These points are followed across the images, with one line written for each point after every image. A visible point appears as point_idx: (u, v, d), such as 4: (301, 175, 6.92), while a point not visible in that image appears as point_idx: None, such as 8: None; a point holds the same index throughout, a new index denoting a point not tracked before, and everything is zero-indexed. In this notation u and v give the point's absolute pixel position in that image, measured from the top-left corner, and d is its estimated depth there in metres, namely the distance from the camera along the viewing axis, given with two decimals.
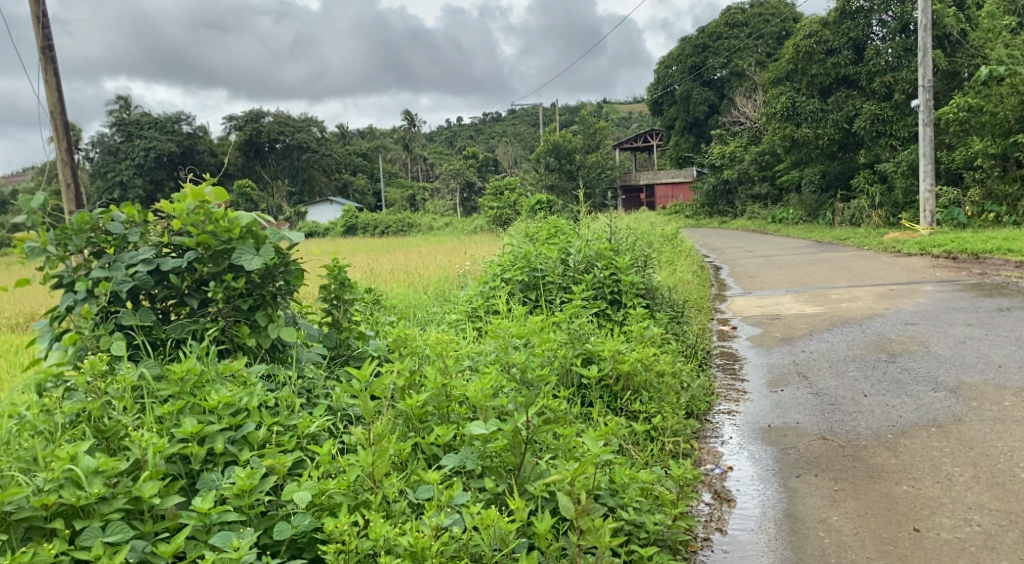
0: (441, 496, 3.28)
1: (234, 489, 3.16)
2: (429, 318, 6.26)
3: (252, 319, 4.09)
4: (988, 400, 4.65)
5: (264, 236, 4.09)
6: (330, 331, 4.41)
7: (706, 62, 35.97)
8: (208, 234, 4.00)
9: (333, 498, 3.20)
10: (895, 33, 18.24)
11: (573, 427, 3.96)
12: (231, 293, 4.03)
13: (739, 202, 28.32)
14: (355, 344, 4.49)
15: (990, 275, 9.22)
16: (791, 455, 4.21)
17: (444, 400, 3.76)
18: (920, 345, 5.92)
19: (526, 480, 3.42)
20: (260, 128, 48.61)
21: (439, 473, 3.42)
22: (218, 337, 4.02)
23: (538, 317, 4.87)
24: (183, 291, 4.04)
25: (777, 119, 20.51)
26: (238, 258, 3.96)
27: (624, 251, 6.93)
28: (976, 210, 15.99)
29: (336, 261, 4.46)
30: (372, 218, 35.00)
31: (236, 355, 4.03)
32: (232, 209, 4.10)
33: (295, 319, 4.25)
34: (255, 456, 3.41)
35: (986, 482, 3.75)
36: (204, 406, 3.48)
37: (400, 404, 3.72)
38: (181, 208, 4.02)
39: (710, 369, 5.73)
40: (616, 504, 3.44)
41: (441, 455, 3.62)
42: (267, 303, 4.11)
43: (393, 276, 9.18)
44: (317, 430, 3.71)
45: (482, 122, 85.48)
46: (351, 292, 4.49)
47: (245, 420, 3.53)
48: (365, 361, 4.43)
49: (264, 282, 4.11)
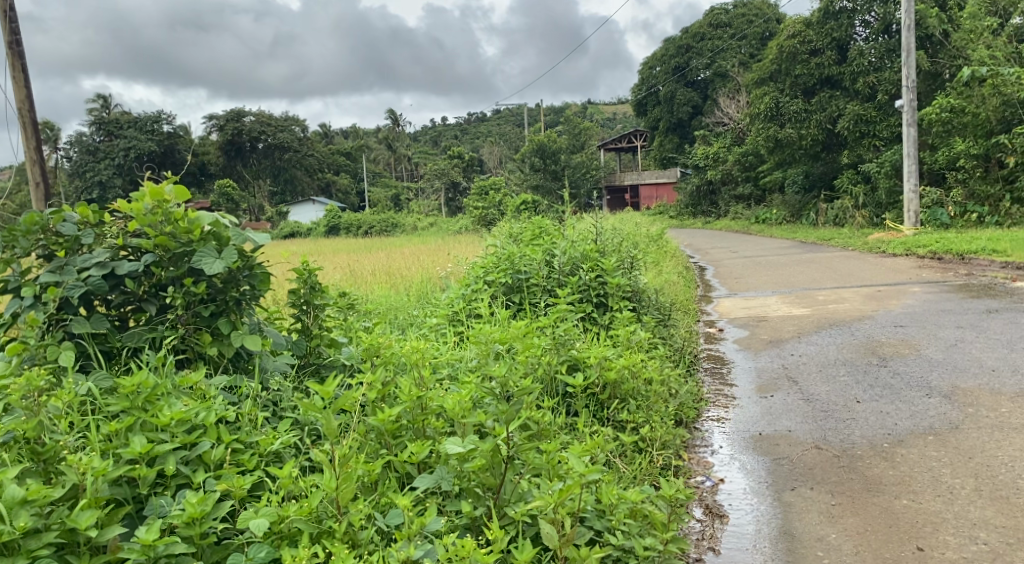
0: (412, 524, 3.10)
1: (183, 517, 2.99)
2: (409, 322, 6.09)
3: (214, 327, 3.90)
4: (985, 406, 4.54)
5: (227, 237, 3.90)
6: (299, 339, 4.23)
7: (690, 63, 35.99)
8: (166, 235, 3.80)
9: (293, 526, 3.05)
10: (879, 33, 18.24)
11: (555, 440, 3.81)
12: (192, 300, 3.85)
13: (723, 203, 28.28)
14: (328, 352, 4.31)
15: (976, 276, 9.16)
16: (784, 466, 4.08)
17: (419, 413, 3.60)
18: (911, 348, 5.82)
19: (507, 503, 3.25)
20: (241, 127, 48.28)
21: (411, 497, 3.25)
22: (178, 345, 3.84)
23: (521, 321, 4.71)
24: (141, 296, 3.86)
25: (760, 119, 20.43)
26: (198, 261, 3.77)
27: (609, 252, 6.79)
28: (959, 210, 15.76)
29: (305, 264, 4.27)
30: (355, 218, 34.74)
31: (197, 364, 3.85)
32: (193, 209, 3.92)
33: (261, 327, 4.06)
34: (210, 478, 3.22)
35: (989, 496, 3.62)
36: (156, 423, 3.28)
37: (372, 419, 3.54)
38: (139, 207, 3.81)
39: (697, 373, 5.60)
40: (603, 528, 3.28)
41: (413, 475, 3.45)
42: (231, 309, 3.92)
43: (373, 277, 9.01)
44: (282, 447, 3.53)
45: (467, 122, 85.27)
46: (321, 297, 4.31)
47: (202, 438, 3.34)
48: (338, 370, 4.26)
49: (228, 286, 3.91)
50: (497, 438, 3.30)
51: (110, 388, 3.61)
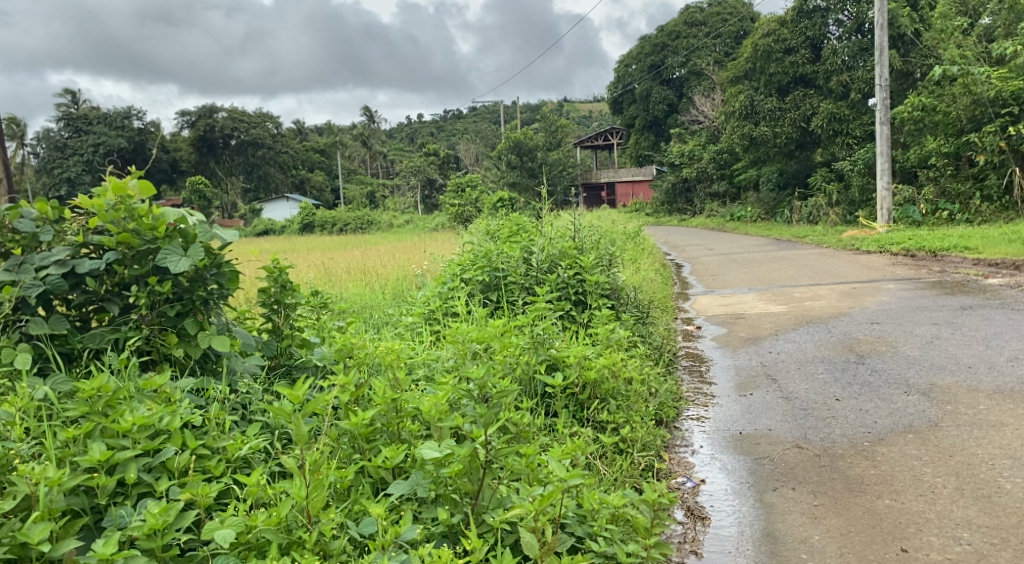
0: (386, 533, 3.02)
1: (144, 529, 2.90)
2: (384, 322, 6.00)
3: (180, 327, 3.79)
4: (963, 403, 4.54)
5: (193, 233, 3.80)
6: (269, 339, 4.13)
7: (665, 61, 36.13)
8: (129, 232, 3.69)
9: (262, 536, 2.95)
10: (851, 32, 18.38)
11: (534, 443, 3.75)
12: (156, 299, 3.74)
13: (698, 201, 28.37)
14: (300, 353, 4.22)
15: (949, 273, 9.22)
16: (766, 466, 4.05)
17: (394, 416, 3.52)
18: (888, 345, 5.82)
19: (486, 509, 3.18)
20: (213, 124, 47.84)
21: (386, 504, 3.17)
22: (142, 346, 3.73)
23: (499, 320, 4.64)
24: (103, 295, 3.73)
25: (735, 117, 20.51)
26: (163, 259, 3.66)
27: (588, 250, 6.72)
28: (930, 208, 15.90)
29: (276, 262, 4.17)
30: (330, 216, 34.48)
31: (162, 366, 3.75)
32: (158, 205, 3.82)
33: (229, 326, 3.96)
34: (174, 486, 3.13)
35: (971, 495, 3.61)
36: (117, 428, 3.16)
37: (345, 422, 3.45)
38: (101, 203, 3.70)
39: (676, 371, 5.57)
40: (585, 534, 3.23)
41: (387, 481, 3.37)
42: (198, 308, 3.81)
43: (349, 276, 8.87)
44: (251, 453, 3.44)
45: (443, 119, 85.05)
46: (293, 295, 4.22)
47: (166, 444, 3.24)
48: (310, 372, 4.17)
49: (194, 285, 3.80)
50: (475, 443, 3.22)
51: (70, 392, 3.49)
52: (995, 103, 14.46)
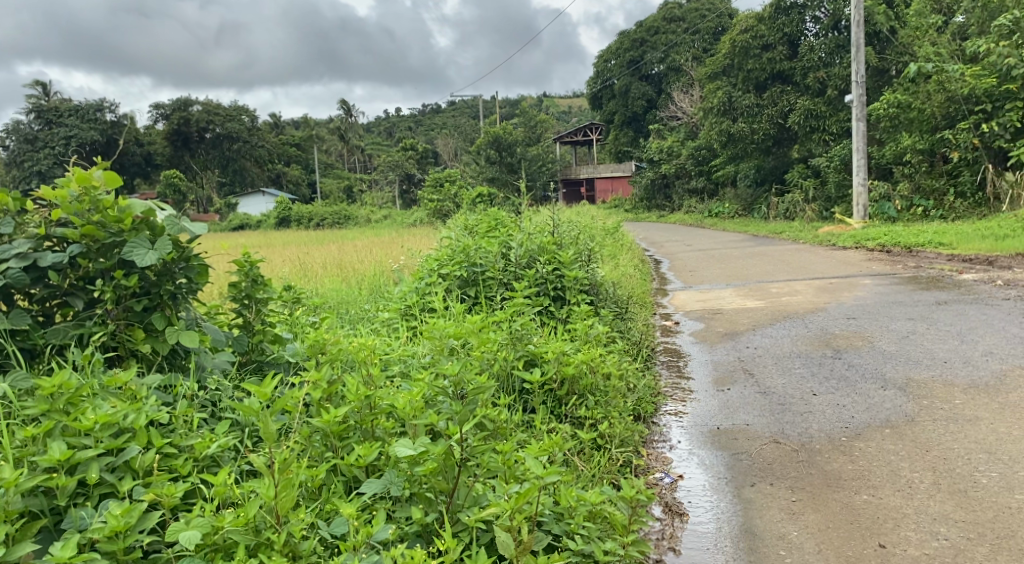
0: (358, 533, 2.98)
1: (105, 531, 2.83)
2: (361, 317, 5.93)
3: (148, 322, 3.72)
4: (939, 398, 4.56)
5: (160, 226, 3.72)
6: (240, 335, 4.06)
7: (644, 57, 36.24)
8: (94, 225, 3.60)
9: (229, 538, 2.89)
10: (828, 29, 18.51)
11: (511, 440, 3.71)
12: (123, 294, 3.65)
13: (676, 196, 28.44)
14: (273, 349, 4.14)
15: (925, 268, 9.27)
16: (743, 461, 4.04)
17: (367, 413, 3.46)
18: (864, 340, 5.85)
19: (460, 508, 3.14)
20: (188, 117, 47.40)
21: (358, 503, 3.12)
22: (107, 342, 3.65)
23: (476, 315, 4.60)
24: (67, 289, 3.65)
25: (713, 113, 20.58)
26: (129, 252, 3.58)
27: (566, 245, 6.69)
28: (905, 204, 16.00)
29: (247, 256, 4.10)
30: (307, 210, 34.25)
31: (129, 362, 3.67)
32: (123, 197, 3.73)
33: (198, 321, 3.88)
34: (138, 487, 3.06)
35: (947, 490, 3.62)
36: (78, 427, 3.09)
37: (317, 419, 3.40)
38: (64, 194, 3.61)
39: (654, 366, 5.56)
40: (562, 532, 3.21)
41: (360, 479, 3.32)
42: (166, 303, 3.73)
43: (325, 271, 8.80)
44: (220, 451, 3.38)
45: (422, 114, 84.72)
46: (264, 291, 4.14)
47: (130, 442, 3.17)
48: (282, 368, 4.11)
49: (162, 279, 3.72)
50: (450, 441, 3.17)
51: (31, 389, 3.40)
52: (969, 101, 14.61)
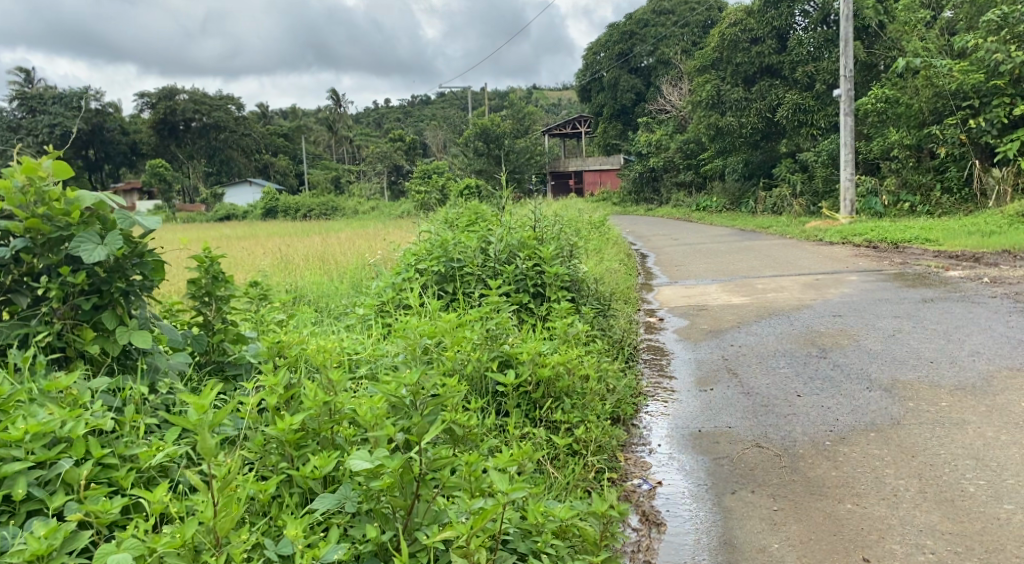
0: (309, 553, 2.83)
1: (25, 555, 2.64)
2: (337, 313, 5.81)
3: (97, 321, 3.53)
4: (925, 400, 4.47)
5: (112, 220, 3.52)
6: (200, 333, 3.87)
7: (634, 49, 36.17)
8: (39, 217, 3.40)
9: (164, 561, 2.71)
10: (817, 23, 18.46)
11: (481, 447, 3.57)
12: (70, 291, 3.45)
13: (665, 190, 28.35)
14: (235, 348, 3.97)
15: (911, 264, 9.22)
16: (724, 467, 3.94)
17: (326, 420, 3.30)
18: (849, 338, 5.76)
19: (419, 525, 2.98)
20: (174, 106, 47.07)
21: (310, 520, 2.98)
22: (52, 343, 3.46)
23: (451, 314, 4.48)
24: (9, 286, 3.45)
25: (702, 107, 20.51)
26: (77, 247, 3.38)
27: (548, 240, 6.56)
28: (892, 200, 15.89)
29: (207, 252, 3.91)
30: (294, 201, 34.00)
31: (76, 364, 3.48)
32: (72, 188, 3.53)
33: (153, 321, 3.70)
34: (71, 502, 2.89)
35: (934, 498, 3.54)
36: (7, 438, 2.91)
37: (272, 427, 3.23)
38: (8, 184, 3.40)
39: (637, 365, 5.48)
40: (529, 551, 3.08)
41: (317, 492, 3.17)
42: (117, 302, 3.53)
43: (305, 264, 8.65)
44: (168, 459, 3.20)
45: (410, 105, 84.26)
46: (225, 288, 3.95)
47: (65, 454, 2.99)
48: (243, 369, 3.93)
49: (113, 275, 3.52)
50: (409, 455, 3.01)
51: None
52: (956, 96, 14.58)
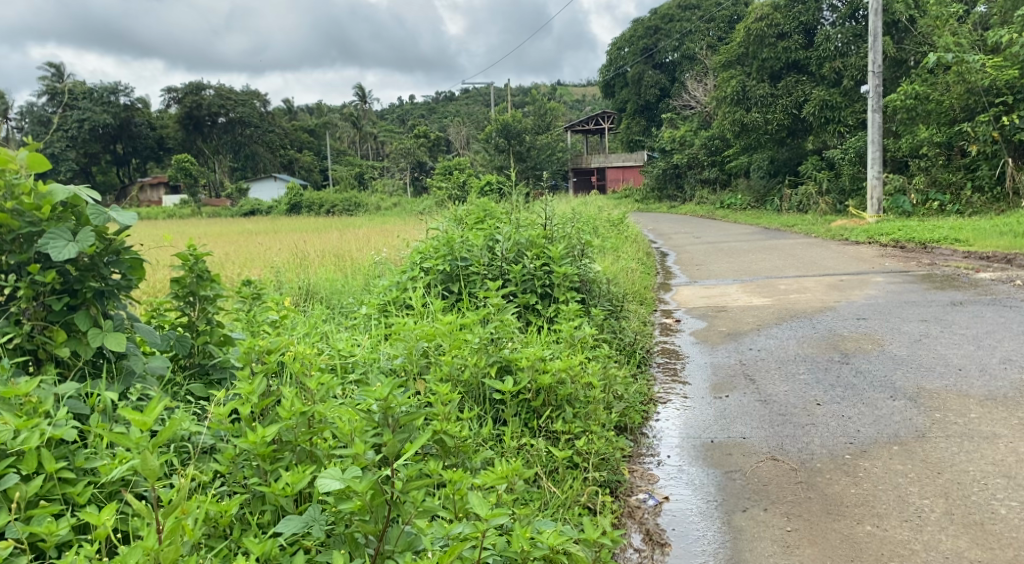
0: None
1: None
2: (340, 312, 5.70)
3: (70, 322, 3.38)
4: (953, 411, 4.27)
5: (85, 215, 3.38)
6: (183, 336, 3.75)
7: (658, 45, 35.93)
8: (9, 213, 3.27)
9: None
10: (846, 18, 18.14)
11: (474, 460, 3.43)
12: (40, 289, 3.31)
13: (688, 187, 27.99)
14: (220, 350, 3.85)
15: (939, 265, 8.94)
16: (737, 481, 3.78)
17: (303, 433, 3.16)
18: (874, 343, 5.55)
19: (391, 552, 2.81)
20: (200, 101, 47.71)
21: (274, 544, 2.82)
22: (20, 345, 3.32)
23: (451, 317, 4.36)
24: None
25: (726, 103, 20.08)
26: (47, 244, 3.24)
27: (558, 238, 6.40)
28: (920, 198, 15.50)
29: (191, 249, 3.77)
30: (317, 197, 34.02)
31: (46, 368, 3.35)
32: (44, 181, 3.40)
33: (130, 322, 3.56)
34: (17, 521, 2.75)
35: (961, 521, 3.34)
36: None
37: (244, 439, 3.09)
38: None
39: (648, 370, 5.33)
40: None
41: (288, 510, 3.02)
42: (90, 302, 3.39)
43: (320, 260, 8.54)
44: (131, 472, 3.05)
45: (433, 101, 84.09)
46: (211, 287, 3.82)
47: (15, 467, 2.86)
48: (228, 373, 3.80)
49: (86, 274, 3.37)
50: (380, 477, 2.85)
51: None
52: (989, 92, 14.26)
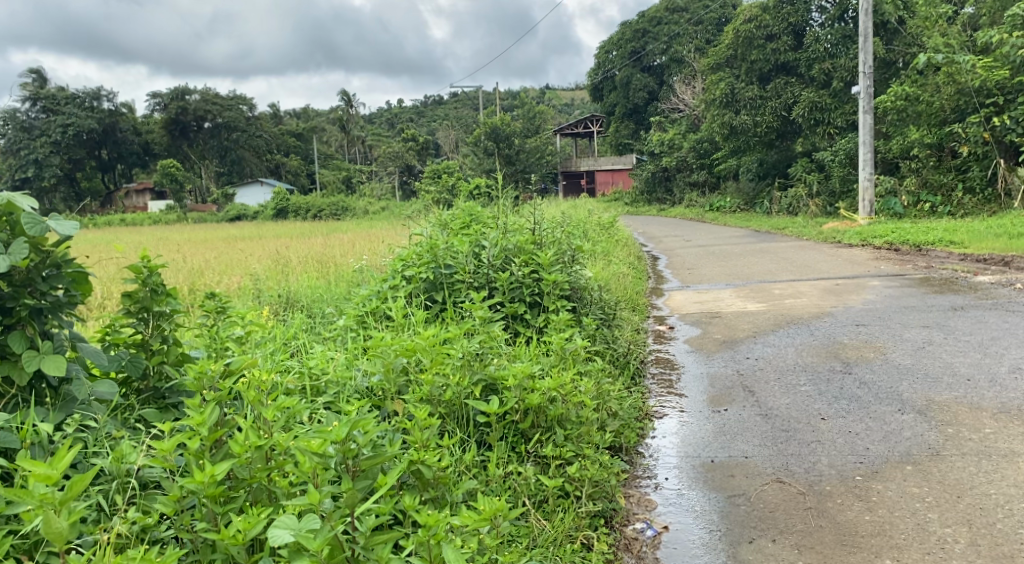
0: None
1: None
2: (316, 324, 5.47)
3: (5, 344, 3.14)
4: (966, 426, 4.08)
5: (20, 223, 3.12)
6: (136, 355, 3.52)
7: (647, 48, 35.81)
8: None
9: None
10: (834, 20, 18.03)
11: (455, 493, 3.24)
12: None
13: (678, 190, 27.87)
14: (178, 371, 3.63)
15: (936, 268, 8.79)
16: (739, 508, 3.57)
17: (259, 469, 3.00)
18: (876, 351, 5.36)
19: None
20: (186, 105, 47.41)
21: None
22: None
23: (434, 331, 4.13)
24: None
25: (715, 105, 19.93)
26: None
27: (547, 244, 6.20)
28: (912, 200, 15.39)
29: (145, 261, 3.55)
30: (305, 201, 33.72)
31: None
32: None
33: (72, 341, 3.32)
34: None
35: (989, 554, 3.14)
36: None
37: (192, 476, 2.88)
38: None
39: (643, 382, 5.12)
40: None
41: (240, 559, 2.79)
42: (27, 321, 3.16)
43: (303, 267, 8.30)
44: None
45: (421, 105, 84.01)
46: (167, 302, 3.59)
47: None
48: (183, 396, 3.59)
49: (21, 290, 3.15)
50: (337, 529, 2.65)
51: None
52: (980, 93, 14.16)
